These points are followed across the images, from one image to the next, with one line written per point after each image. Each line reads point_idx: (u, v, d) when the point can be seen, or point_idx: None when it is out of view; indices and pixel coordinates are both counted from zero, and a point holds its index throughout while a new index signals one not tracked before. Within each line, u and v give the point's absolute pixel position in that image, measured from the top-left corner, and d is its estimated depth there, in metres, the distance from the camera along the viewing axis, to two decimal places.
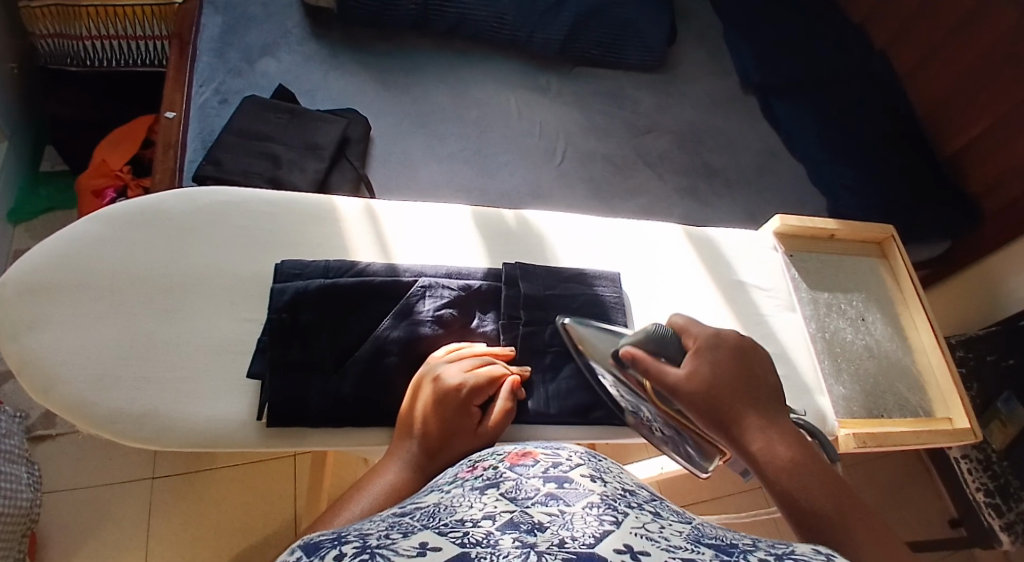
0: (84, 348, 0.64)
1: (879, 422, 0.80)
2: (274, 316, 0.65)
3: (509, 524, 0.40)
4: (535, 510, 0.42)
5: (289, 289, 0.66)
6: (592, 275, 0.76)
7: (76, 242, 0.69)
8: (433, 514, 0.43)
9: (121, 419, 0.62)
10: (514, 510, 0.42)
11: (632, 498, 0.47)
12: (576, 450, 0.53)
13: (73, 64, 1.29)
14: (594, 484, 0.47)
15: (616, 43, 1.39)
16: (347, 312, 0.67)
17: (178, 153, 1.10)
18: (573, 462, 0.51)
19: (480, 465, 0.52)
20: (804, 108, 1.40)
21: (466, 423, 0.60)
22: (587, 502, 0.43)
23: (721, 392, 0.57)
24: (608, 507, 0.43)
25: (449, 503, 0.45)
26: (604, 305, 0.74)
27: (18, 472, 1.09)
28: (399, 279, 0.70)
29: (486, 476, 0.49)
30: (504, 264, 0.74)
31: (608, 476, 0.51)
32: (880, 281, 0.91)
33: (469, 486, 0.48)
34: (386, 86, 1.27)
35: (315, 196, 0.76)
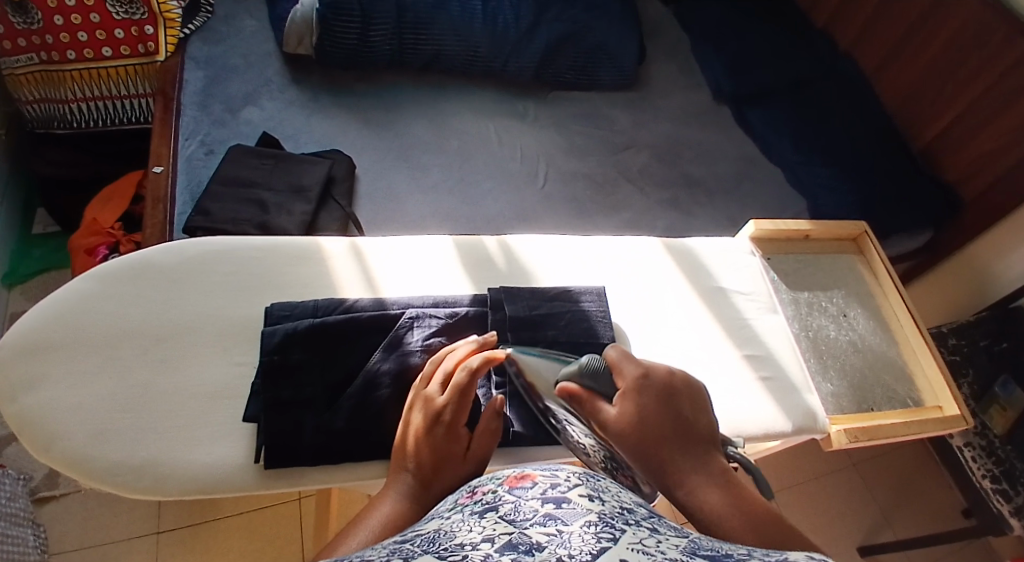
0: (83, 404, 0.66)
1: (871, 415, 0.82)
2: (266, 357, 0.67)
3: (507, 546, 0.40)
4: (533, 530, 0.43)
5: (279, 331, 0.68)
6: (576, 292, 0.78)
7: (69, 302, 0.71)
8: (434, 539, 0.43)
9: (122, 471, 0.63)
10: (513, 532, 0.43)
11: (631, 514, 0.47)
12: (573, 468, 0.52)
13: (60, 126, 1.32)
14: (593, 500, 0.48)
15: (588, 65, 1.42)
16: (339, 348, 0.69)
17: (167, 207, 1.13)
18: (572, 480, 0.50)
19: (479, 489, 0.52)
20: (776, 114, 1.43)
21: (457, 446, 0.61)
22: (585, 520, 0.44)
23: (650, 443, 0.59)
24: (606, 524, 0.44)
25: (449, 528, 0.46)
26: (590, 320, 0.76)
27: (25, 536, 1.11)
28: (386, 312, 0.72)
29: (484, 499, 0.49)
30: (488, 289, 0.76)
31: (608, 492, 0.50)
32: (860, 276, 0.93)
33: (467, 510, 0.49)
34: (367, 124, 1.30)
35: (301, 239, 0.78)
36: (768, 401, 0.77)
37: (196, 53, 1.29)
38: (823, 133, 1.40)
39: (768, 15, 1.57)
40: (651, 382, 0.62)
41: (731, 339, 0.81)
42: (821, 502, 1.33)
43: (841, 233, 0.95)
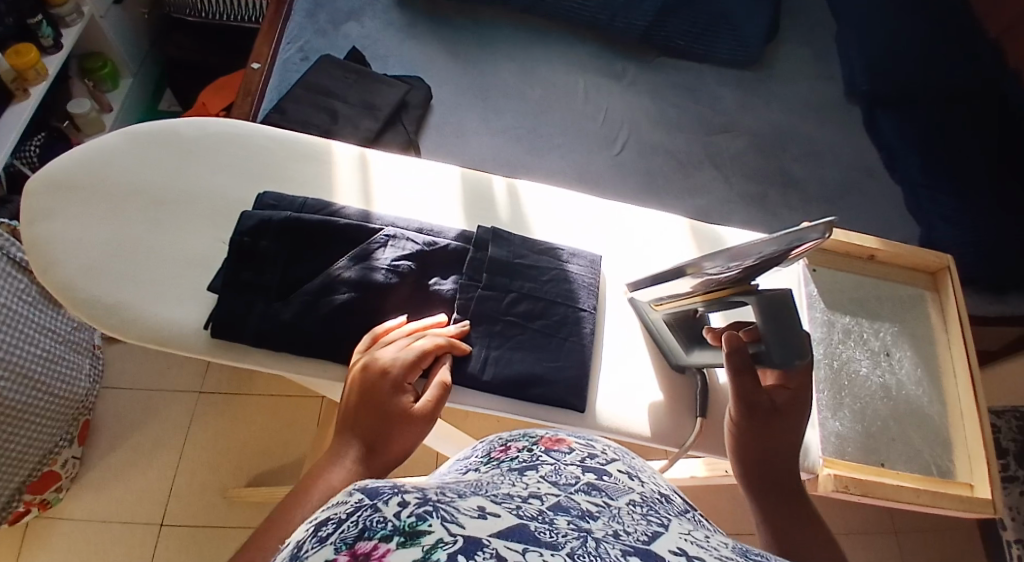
0: (86, 242, 0.68)
1: (878, 471, 0.69)
2: (236, 239, 0.67)
3: (558, 507, 0.36)
4: (579, 499, 0.38)
5: (256, 217, 0.68)
6: (565, 254, 0.74)
7: (98, 151, 0.73)
8: (476, 485, 0.39)
9: (97, 307, 0.66)
10: (559, 495, 0.38)
11: (670, 502, 0.42)
12: (611, 442, 0.49)
13: (191, 15, 1.42)
14: (633, 482, 0.43)
15: (703, 34, 1.39)
16: (310, 246, 0.69)
17: (255, 101, 1.20)
18: (608, 455, 0.47)
19: (511, 445, 0.49)
20: (904, 124, 1.27)
21: (406, 412, 0.58)
22: (630, 500, 0.39)
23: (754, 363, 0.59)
24: (650, 507, 0.39)
25: (491, 481, 0.41)
26: (573, 283, 0.72)
27: (81, 363, 1.25)
28: (365, 225, 0.71)
29: (522, 458, 0.45)
30: (477, 227, 0.74)
31: (643, 474, 0.46)
32: (922, 315, 0.79)
33: (503, 467, 0.44)
34: (457, 58, 1.34)
35: (315, 139, 0.77)
36: None
37: None
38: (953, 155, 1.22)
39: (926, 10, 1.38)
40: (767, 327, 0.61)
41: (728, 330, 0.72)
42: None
43: (915, 262, 0.81)
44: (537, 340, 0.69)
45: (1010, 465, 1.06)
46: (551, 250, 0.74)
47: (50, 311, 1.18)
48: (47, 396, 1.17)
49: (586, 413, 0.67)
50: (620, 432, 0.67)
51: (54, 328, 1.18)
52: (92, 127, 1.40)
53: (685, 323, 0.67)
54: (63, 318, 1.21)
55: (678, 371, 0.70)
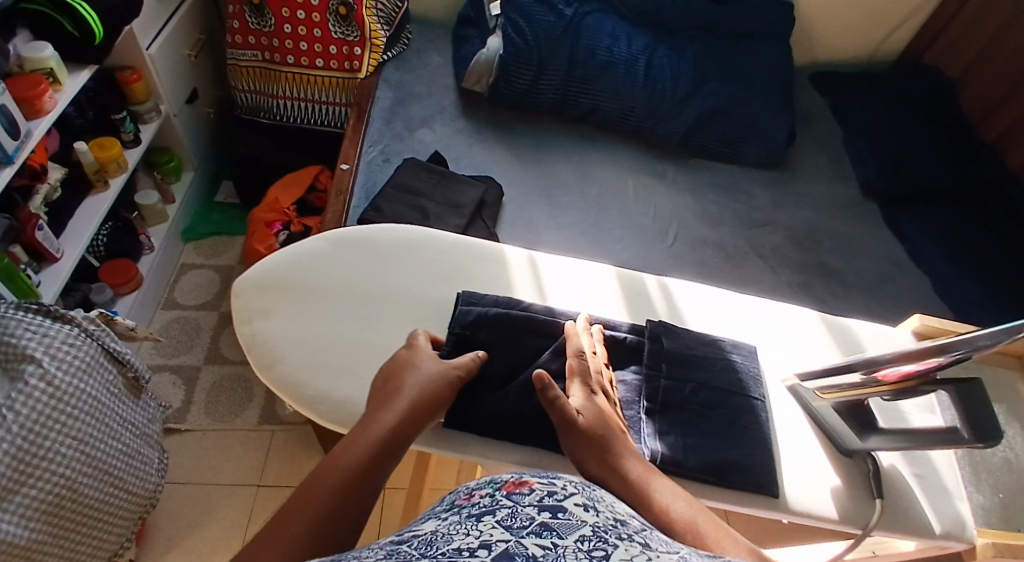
0: (302, 339, 0.69)
1: (1021, 536, 0.77)
2: (458, 331, 0.72)
3: (505, 556, 0.43)
4: (529, 542, 0.45)
5: (472, 311, 0.73)
6: (728, 345, 0.81)
7: (301, 253, 0.75)
8: (431, 543, 0.45)
9: (325, 402, 0.65)
10: (511, 540, 0.45)
11: (624, 529, 0.50)
12: (571, 479, 0.54)
13: (264, 117, 1.48)
14: (588, 513, 0.50)
15: (736, 141, 1.54)
16: (513, 339, 0.73)
17: (346, 198, 1.25)
18: (567, 490, 0.53)
19: (476, 491, 0.54)
20: (925, 222, 1.43)
21: (432, 365, 0.66)
22: (579, 535, 0.46)
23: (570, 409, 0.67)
24: (600, 541, 0.46)
25: (446, 529, 0.48)
26: (741, 373, 0.79)
27: (151, 456, 1.18)
28: (556, 319, 0.76)
29: (482, 501, 0.51)
30: (648, 321, 0.80)
31: (601, 504, 0.53)
32: (1020, 395, 0.89)
33: (464, 511, 0.51)
34: (520, 160, 1.44)
35: (490, 242, 0.83)
36: (917, 500, 0.75)
37: (390, 77, 1.48)
38: (972, 249, 1.38)
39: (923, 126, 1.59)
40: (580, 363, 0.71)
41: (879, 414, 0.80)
42: None
43: (1009, 347, 0.91)
44: (721, 426, 0.75)
45: None
46: (716, 342, 0.81)
47: (133, 403, 1.14)
48: (124, 495, 1.11)
49: (777, 497, 0.73)
50: (810, 515, 0.73)
51: (134, 420, 1.14)
52: (155, 219, 1.41)
53: (854, 414, 0.75)
54: (141, 408, 1.17)
55: (846, 455, 0.77)
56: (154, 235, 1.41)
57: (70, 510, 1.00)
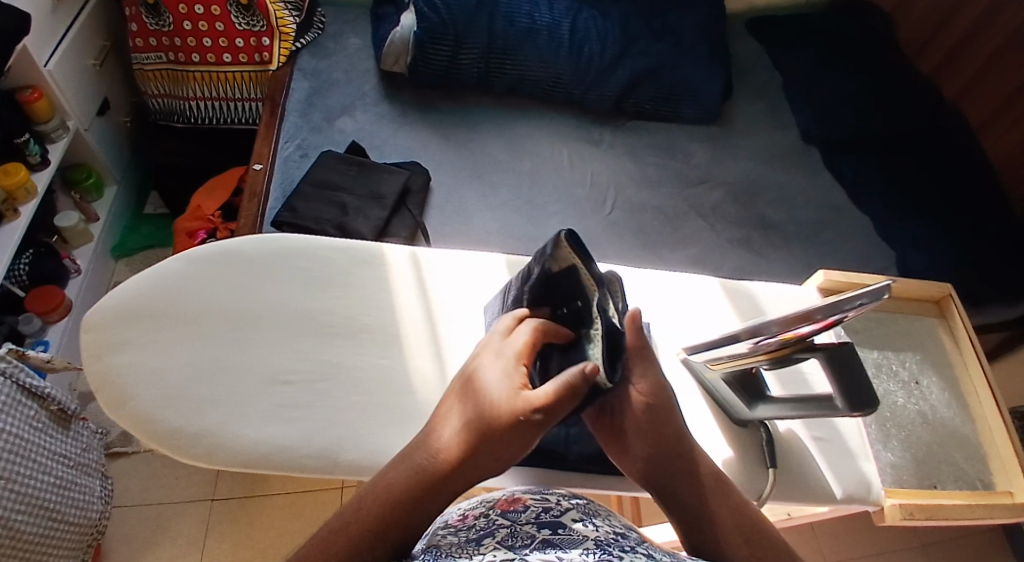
0: (158, 372, 0.68)
1: (932, 494, 0.76)
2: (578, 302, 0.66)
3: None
4: (533, 557, 0.49)
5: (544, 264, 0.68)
6: None
7: (156, 277, 0.73)
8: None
9: (182, 438, 0.66)
10: (514, 558, 0.50)
11: (623, 539, 0.54)
12: (564, 496, 0.62)
13: (179, 121, 1.43)
14: (587, 528, 0.55)
15: (671, 98, 1.48)
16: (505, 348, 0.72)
17: (262, 201, 1.22)
18: (563, 507, 0.60)
19: (472, 512, 0.62)
20: (867, 163, 1.39)
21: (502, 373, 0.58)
22: (582, 548, 0.50)
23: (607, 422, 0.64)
24: (601, 550, 0.50)
25: (452, 555, 0.53)
26: None
27: (93, 486, 1.19)
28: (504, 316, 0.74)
29: (480, 523, 0.58)
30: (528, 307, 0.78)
31: (595, 518, 0.59)
32: (939, 343, 0.86)
33: (465, 535, 0.57)
34: (447, 141, 1.40)
35: (367, 243, 0.80)
36: (818, 465, 0.74)
37: (304, 65, 1.41)
38: (915, 187, 1.34)
39: (869, 60, 1.53)
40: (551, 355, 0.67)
41: (778, 381, 0.78)
42: None
43: (922, 294, 0.89)
44: None
45: None
46: None
47: (60, 436, 1.13)
48: (64, 526, 1.11)
49: None
50: None
51: (65, 452, 1.14)
52: (78, 239, 1.39)
53: (744, 384, 0.74)
54: (70, 440, 1.16)
55: (742, 426, 0.76)
56: (80, 256, 1.39)
57: (11, 546, 1.02)
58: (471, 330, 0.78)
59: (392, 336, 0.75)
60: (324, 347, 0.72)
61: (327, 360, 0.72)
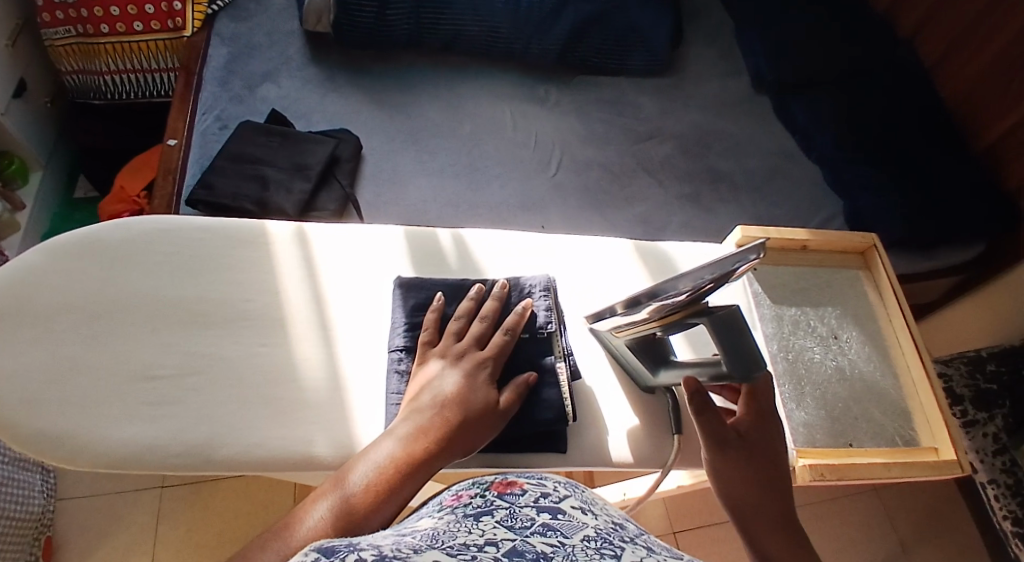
0: (19, 373, 0.66)
1: (847, 453, 0.73)
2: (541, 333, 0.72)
3: (514, 553, 0.42)
4: (535, 540, 0.45)
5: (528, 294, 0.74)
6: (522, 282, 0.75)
7: (18, 271, 0.70)
8: (436, 537, 0.45)
9: (43, 440, 0.64)
10: (517, 538, 0.45)
11: (623, 532, 0.49)
12: (559, 479, 0.56)
13: (96, 98, 1.37)
14: (586, 515, 0.50)
15: (615, 48, 1.41)
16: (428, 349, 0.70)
17: (177, 179, 1.17)
18: (561, 492, 0.54)
19: (466, 491, 0.56)
20: (820, 104, 1.32)
21: (480, 383, 0.65)
22: (583, 535, 0.46)
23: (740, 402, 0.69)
24: (603, 541, 0.45)
25: (445, 529, 0.48)
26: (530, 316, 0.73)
27: (32, 479, 1.18)
28: (414, 309, 0.72)
29: (476, 503, 0.52)
30: (415, 281, 0.73)
31: (594, 507, 0.53)
32: (861, 295, 0.82)
33: (459, 512, 0.51)
34: (378, 104, 1.33)
35: (248, 220, 0.76)
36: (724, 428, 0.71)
37: (222, 30, 1.33)
38: (870, 127, 1.27)
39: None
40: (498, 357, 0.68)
41: (688, 345, 0.75)
42: (821, 534, 1.28)
43: (844, 245, 0.84)
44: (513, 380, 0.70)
45: (967, 410, 1.09)
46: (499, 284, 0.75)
47: None
48: (6, 523, 1.10)
49: (569, 453, 0.70)
50: (604, 463, 0.70)
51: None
52: (6, 231, 1.34)
53: (651, 351, 0.69)
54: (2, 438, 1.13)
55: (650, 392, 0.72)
56: (7, 247, 1.34)
57: None
58: (362, 308, 0.74)
59: (272, 319, 0.72)
60: (198, 337, 0.70)
61: (198, 351, 0.69)
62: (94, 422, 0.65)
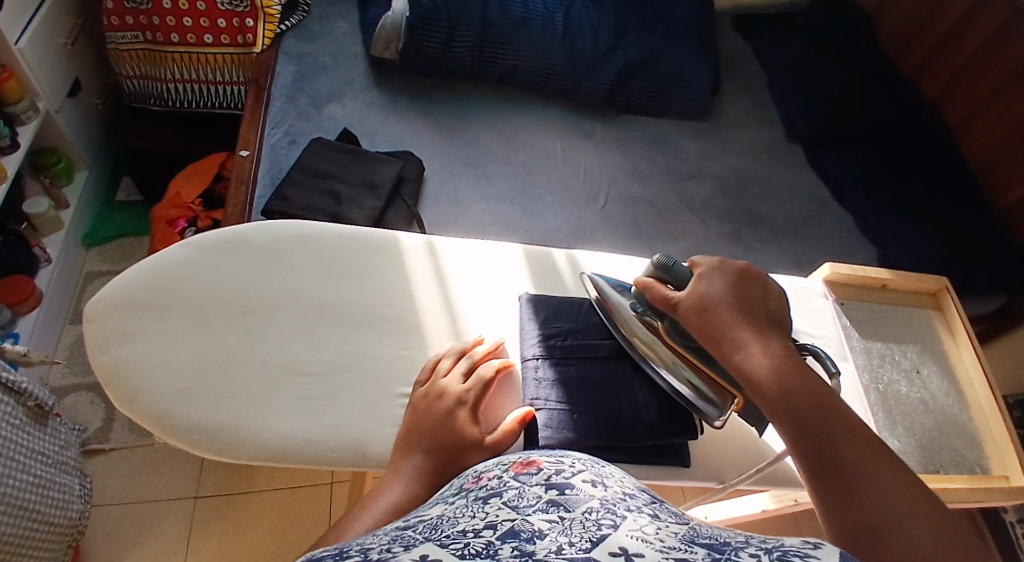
0: (170, 363, 0.66)
1: (937, 478, 0.78)
2: None
3: (509, 534, 0.36)
4: (534, 518, 0.39)
5: None
6: None
7: (169, 265, 0.71)
8: (434, 526, 0.39)
9: (198, 432, 0.64)
10: (516, 518, 0.39)
11: (634, 501, 0.44)
12: (578, 456, 0.50)
13: (155, 103, 1.39)
14: (596, 487, 0.44)
15: (662, 93, 1.48)
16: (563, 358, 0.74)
17: (249, 188, 1.17)
18: (576, 466, 0.49)
19: (484, 475, 0.49)
20: (852, 161, 1.42)
21: (463, 411, 0.65)
22: (586, 506, 0.40)
23: (720, 313, 0.65)
24: (607, 511, 0.40)
25: (453, 514, 0.42)
26: None
27: (72, 484, 1.14)
28: (539, 323, 0.76)
29: (488, 484, 0.47)
30: (540, 297, 0.78)
31: (611, 478, 0.48)
32: (935, 333, 0.90)
33: (471, 495, 0.46)
34: (439, 129, 1.37)
35: (381, 231, 0.80)
36: None
37: (290, 48, 1.37)
38: (897, 184, 1.38)
39: (850, 61, 1.57)
40: (481, 382, 0.67)
41: None
42: None
43: (919, 287, 0.92)
44: (651, 399, 0.72)
45: None
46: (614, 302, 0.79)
47: (37, 432, 1.08)
48: (44, 527, 1.06)
49: (690, 468, 0.73)
50: (719, 480, 0.74)
51: (43, 450, 1.08)
52: (49, 227, 1.33)
53: None
54: (49, 436, 1.11)
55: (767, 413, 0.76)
56: (49, 244, 1.33)
57: None
58: (494, 320, 0.77)
59: (411, 325, 0.74)
60: (343, 336, 0.71)
61: (347, 351, 0.70)
62: (250, 413, 0.65)
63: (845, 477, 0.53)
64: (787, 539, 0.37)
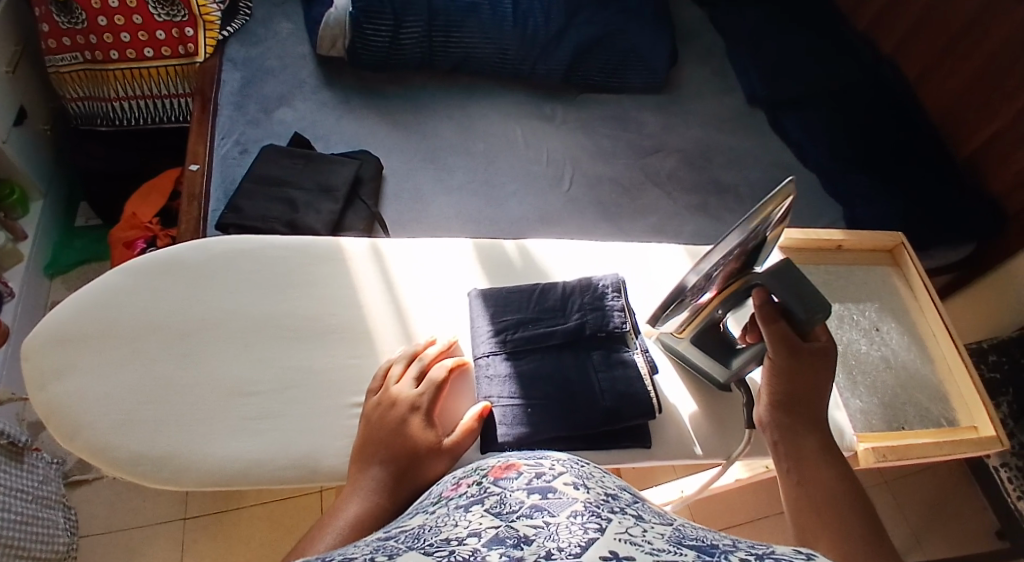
0: (113, 393, 0.66)
1: (901, 435, 0.78)
2: (608, 334, 0.75)
3: (494, 542, 0.33)
4: (519, 524, 0.36)
5: (594, 288, 0.77)
6: (592, 280, 0.78)
7: (107, 293, 0.71)
8: (415, 535, 0.36)
9: (144, 462, 0.64)
10: (501, 526, 0.36)
11: (616, 502, 0.41)
12: (555, 458, 0.50)
13: (103, 123, 1.37)
14: (578, 491, 0.42)
15: (618, 68, 1.46)
16: (515, 351, 0.73)
17: (202, 203, 1.16)
18: (555, 471, 0.47)
19: (462, 481, 0.49)
20: (814, 121, 1.41)
21: (417, 415, 0.64)
22: (571, 511, 0.37)
23: (798, 380, 0.66)
24: (592, 514, 0.37)
25: (434, 523, 0.39)
26: (605, 312, 0.75)
27: (56, 518, 1.14)
28: (492, 316, 0.75)
29: (469, 492, 0.45)
30: (490, 291, 0.77)
31: (591, 481, 0.46)
32: (895, 289, 0.90)
33: (452, 504, 0.43)
34: (395, 125, 1.35)
35: (324, 238, 0.79)
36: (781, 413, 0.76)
37: (234, 54, 1.35)
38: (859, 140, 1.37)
39: (807, 18, 1.55)
40: (434, 383, 0.67)
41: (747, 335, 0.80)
42: None
43: (876, 245, 0.92)
44: (608, 384, 0.72)
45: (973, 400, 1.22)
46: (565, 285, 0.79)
47: (15, 470, 1.07)
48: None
49: (653, 449, 0.73)
50: (679, 458, 0.74)
51: (22, 487, 1.08)
52: (9, 260, 1.32)
53: (716, 341, 0.74)
54: (26, 473, 1.10)
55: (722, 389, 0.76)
56: (11, 278, 1.32)
57: None
58: (444, 318, 0.77)
59: (359, 332, 0.73)
60: (287, 350, 0.71)
61: (294, 365, 0.70)
62: (195, 438, 0.65)
63: (847, 533, 0.56)
64: (776, 546, 0.34)
